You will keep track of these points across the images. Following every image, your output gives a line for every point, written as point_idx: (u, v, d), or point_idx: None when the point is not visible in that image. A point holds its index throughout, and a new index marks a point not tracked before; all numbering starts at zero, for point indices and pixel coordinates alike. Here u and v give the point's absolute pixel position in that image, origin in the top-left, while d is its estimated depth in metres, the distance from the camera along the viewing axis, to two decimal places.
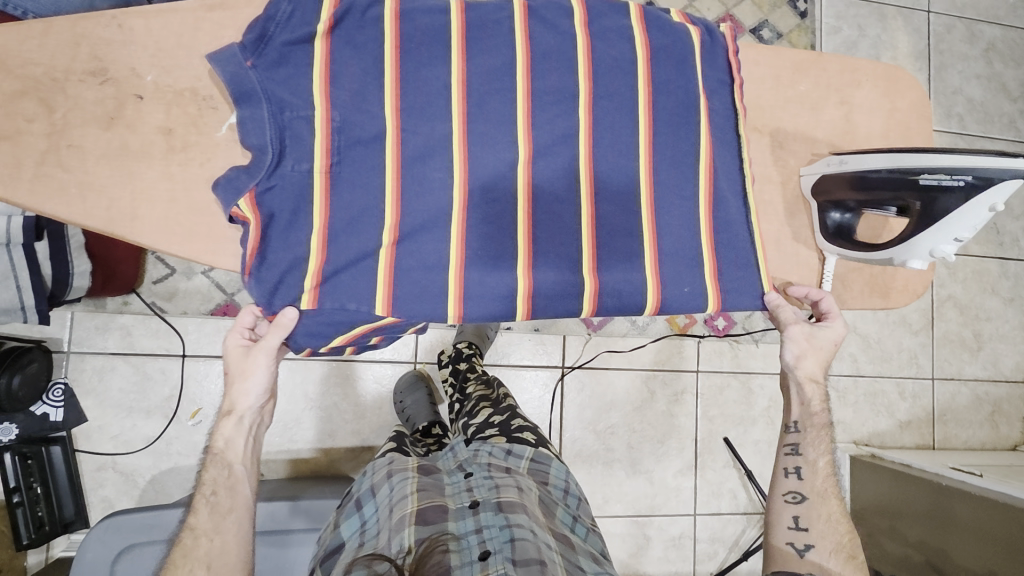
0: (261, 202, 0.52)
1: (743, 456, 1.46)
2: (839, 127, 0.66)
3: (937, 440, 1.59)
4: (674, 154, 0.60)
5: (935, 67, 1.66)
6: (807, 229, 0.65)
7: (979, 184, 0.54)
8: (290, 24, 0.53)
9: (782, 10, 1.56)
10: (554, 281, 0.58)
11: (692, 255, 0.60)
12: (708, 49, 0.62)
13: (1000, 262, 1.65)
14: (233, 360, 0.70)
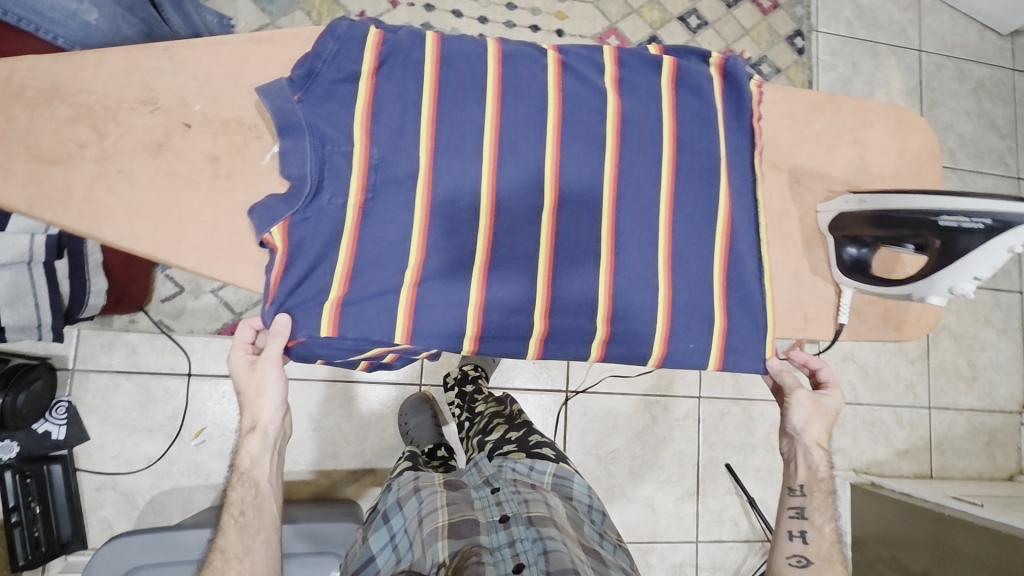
0: (293, 232, 0.53)
1: (745, 483, 1.47)
2: (853, 165, 0.68)
3: (934, 469, 1.61)
4: (695, 211, 0.62)
5: (926, 104, 1.73)
6: (824, 263, 0.67)
7: (998, 227, 0.56)
8: (336, 61, 0.55)
9: (780, 47, 1.63)
10: (568, 326, 0.59)
11: (703, 306, 0.61)
12: (733, 107, 0.64)
13: (992, 293, 1.70)
14: (241, 376, 0.69)
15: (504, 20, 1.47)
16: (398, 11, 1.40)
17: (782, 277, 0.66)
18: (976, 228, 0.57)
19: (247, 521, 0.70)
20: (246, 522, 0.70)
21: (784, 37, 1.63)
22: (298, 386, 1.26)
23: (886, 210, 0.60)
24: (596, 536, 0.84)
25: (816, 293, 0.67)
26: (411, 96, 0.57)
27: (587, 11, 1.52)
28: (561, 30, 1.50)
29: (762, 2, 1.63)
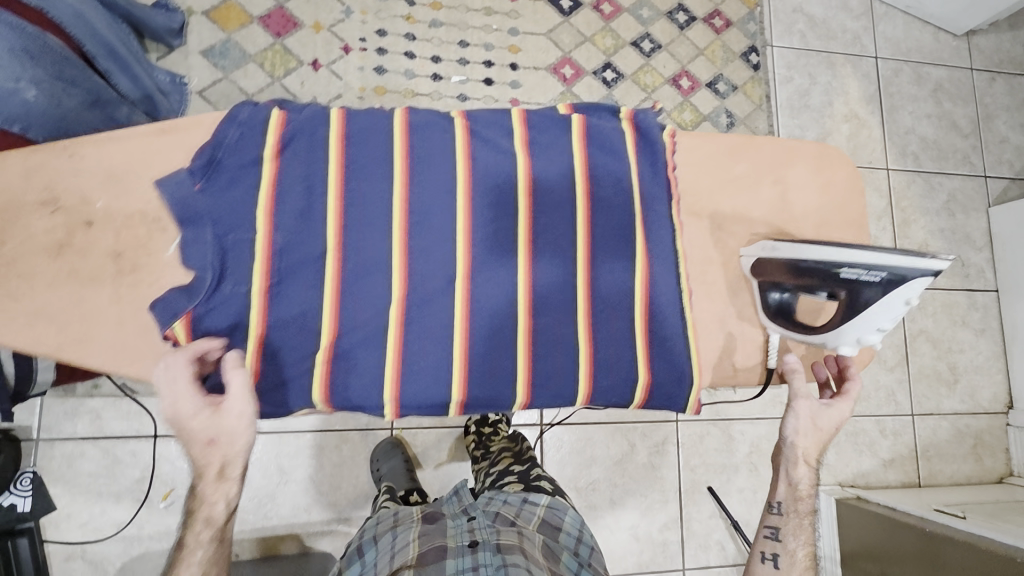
0: (194, 323, 0.60)
1: (729, 505, 1.45)
2: (775, 205, 0.73)
3: (922, 476, 1.59)
4: (610, 270, 0.67)
5: (887, 110, 1.73)
6: (750, 306, 0.73)
7: (894, 278, 0.61)
8: (236, 147, 0.61)
9: (735, 64, 1.63)
10: (488, 389, 0.64)
11: (624, 363, 0.66)
12: (648, 165, 0.69)
13: (967, 294, 1.69)
14: (198, 425, 0.61)
15: (457, 58, 1.47)
16: (350, 56, 1.41)
17: (712, 323, 0.71)
18: (873, 281, 0.62)
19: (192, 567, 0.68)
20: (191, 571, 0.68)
21: (738, 54, 1.64)
22: (267, 439, 1.26)
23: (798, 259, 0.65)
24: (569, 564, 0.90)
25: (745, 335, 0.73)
26: (314, 182, 0.63)
27: (539, 43, 1.53)
28: (515, 63, 1.50)
29: (715, 21, 1.64)
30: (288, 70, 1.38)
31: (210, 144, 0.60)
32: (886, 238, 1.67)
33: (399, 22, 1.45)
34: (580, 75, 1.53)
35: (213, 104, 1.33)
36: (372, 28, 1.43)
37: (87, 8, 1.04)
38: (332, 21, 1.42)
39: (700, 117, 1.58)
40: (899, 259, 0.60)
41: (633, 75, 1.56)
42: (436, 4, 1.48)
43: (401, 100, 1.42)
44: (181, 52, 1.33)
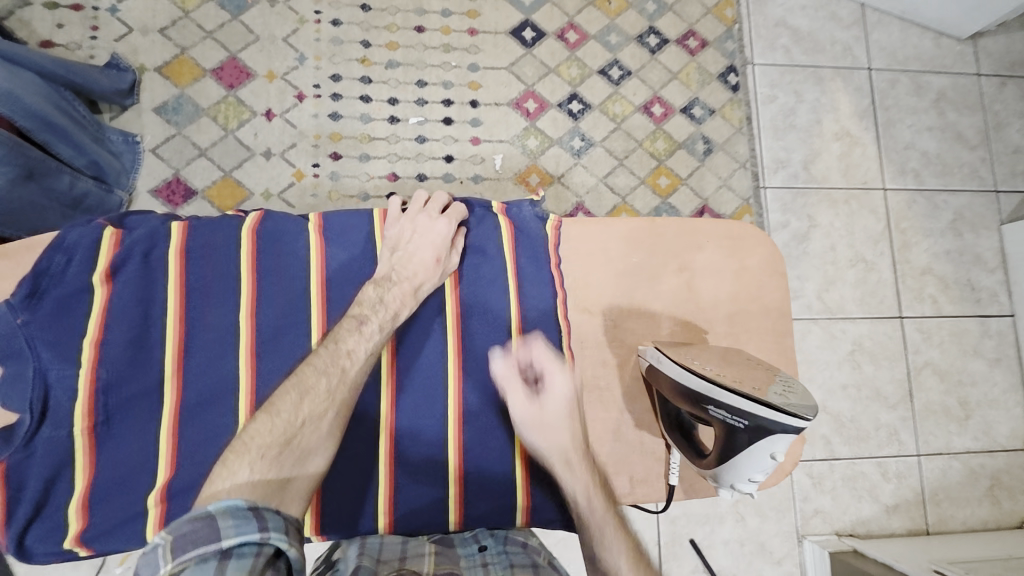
0: (11, 471, 0.70)
1: (713, 559, 1.36)
2: (682, 291, 0.86)
3: (931, 523, 1.46)
4: (480, 375, 0.80)
5: (882, 124, 1.61)
6: (649, 412, 0.83)
7: (758, 428, 0.66)
8: (63, 276, 0.74)
9: (712, 86, 1.55)
10: (353, 491, 0.76)
11: (497, 460, 0.78)
12: (525, 276, 0.83)
13: (979, 321, 1.56)
14: (416, 225, 0.82)
15: (415, 98, 1.43)
16: (304, 103, 1.39)
17: (604, 434, 0.82)
18: (739, 425, 0.68)
19: (290, 419, 0.65)
20: (307, 429, 0.66)
21: (715, 75, 1.55)
22: None
23: (680, 383, 0.72)
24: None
25: (643, 447, 0.82)
26: (154, 313, 0.76)
27: (500, 77, 1.47)
28: (475, 100, 1.45)
29: (689, 42, 1.56)
30: (242, 121, 1.36)
31: (32, 275, 0.73)
32: (885, 263, 1.55)
33: (353, 65, 1.42)
34: (544, 108, 1.47)
35: (166, 160, 1.32)
36: (326, 74, 1.41)
37: (17, 83, 1.01)
38: (286, 69, 1.39)
39: (675, 145, 1.50)
40: (761, 413, 0.65)
41: (601, 105, 1.49)
42: (392, 44, 1.44)
43: (357, 146, 1.38)
44: (134, 111, 1.33)
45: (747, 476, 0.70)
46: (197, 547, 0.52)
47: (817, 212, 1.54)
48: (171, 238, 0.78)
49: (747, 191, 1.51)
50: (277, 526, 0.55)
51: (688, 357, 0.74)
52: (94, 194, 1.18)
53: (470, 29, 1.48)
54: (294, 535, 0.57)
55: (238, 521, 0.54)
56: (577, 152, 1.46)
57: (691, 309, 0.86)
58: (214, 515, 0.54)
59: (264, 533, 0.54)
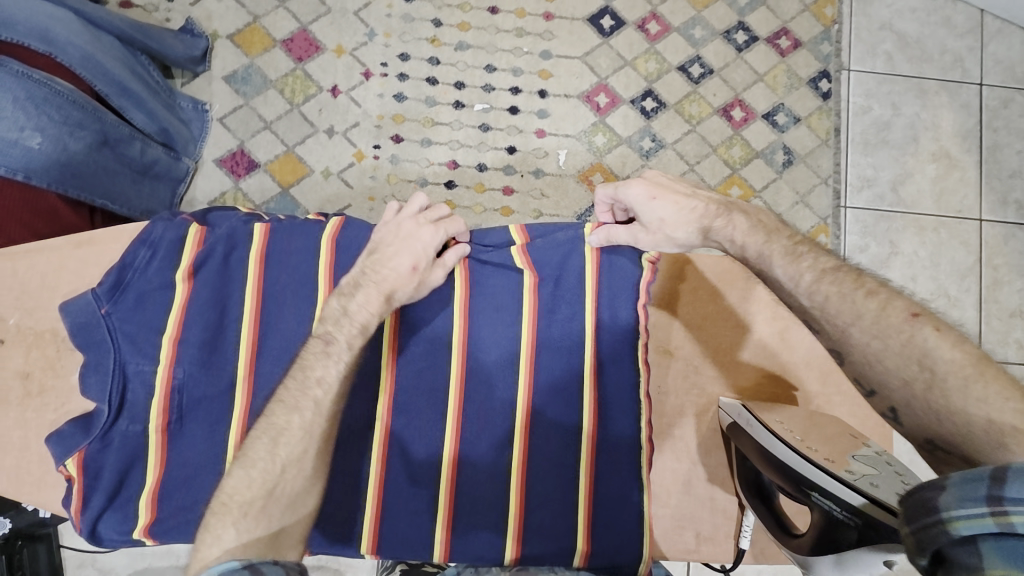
0: (86, 461, 0.67)
1: None
2: (771, 340, 0.81)
3: None
4: (555, 404, 0.75)
5: (987, 148, 1.46)
6: (724, 468, 0.79)
7: (868, 526, 0.55)
8: (145, 270, 0.71)
9: (801, 92, 1.43)
10: (410, 508, 0.73)
11: (560, 503, 0.73)
12: (608, 304, 0.76)
13: None
14: (398, 231, 0.74)
15: (482, 84, 1.37)
16: (371, 81, 1.36)
17: (673, 486, 0.79)
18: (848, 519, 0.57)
19: (268, 470, 0.63)
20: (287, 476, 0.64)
21: (805, 80, 1.43)
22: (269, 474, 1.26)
23: (765, 448, 0.66)
24: (957, 492, 0.46)
25: (712, 505, 0.79)
26: (230, 312, 0.73)
27: (572, 67, 1.40)
28: (544, 90, 1.39)
29: (781, 41, 1.44)
30: (308, 96, 1.34)
31: (117, 267, 0.70)
32: (970, 300, 1.43)
33: (423, 45, 1.37)
34: (616, 104, 1.39)
35: (232, 131, 1.32)
36: (394, 52, 1.37)
37: (97, 48, 1.04)
38: (355, 44, 1.36)
39: (752, 153, 1.40)
40: (859, 500, 0.56)
41: (677, 104, 1.41)
42: (464, 25, 1.38)
43: (420, 130, 1.35)
44: (206, 78, 1.33)
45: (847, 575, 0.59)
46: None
47: (901, 239, 1.43)
48: (252, 240, 0.74)
49: (826, 210, 1.41)
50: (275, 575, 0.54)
51: (773, 418, 0.69)
52: (162, 161, 1.19)
53: (546, 13, 1.40)
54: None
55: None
56: (646, 153, 1.39)
57: (775, 359, 0.80)
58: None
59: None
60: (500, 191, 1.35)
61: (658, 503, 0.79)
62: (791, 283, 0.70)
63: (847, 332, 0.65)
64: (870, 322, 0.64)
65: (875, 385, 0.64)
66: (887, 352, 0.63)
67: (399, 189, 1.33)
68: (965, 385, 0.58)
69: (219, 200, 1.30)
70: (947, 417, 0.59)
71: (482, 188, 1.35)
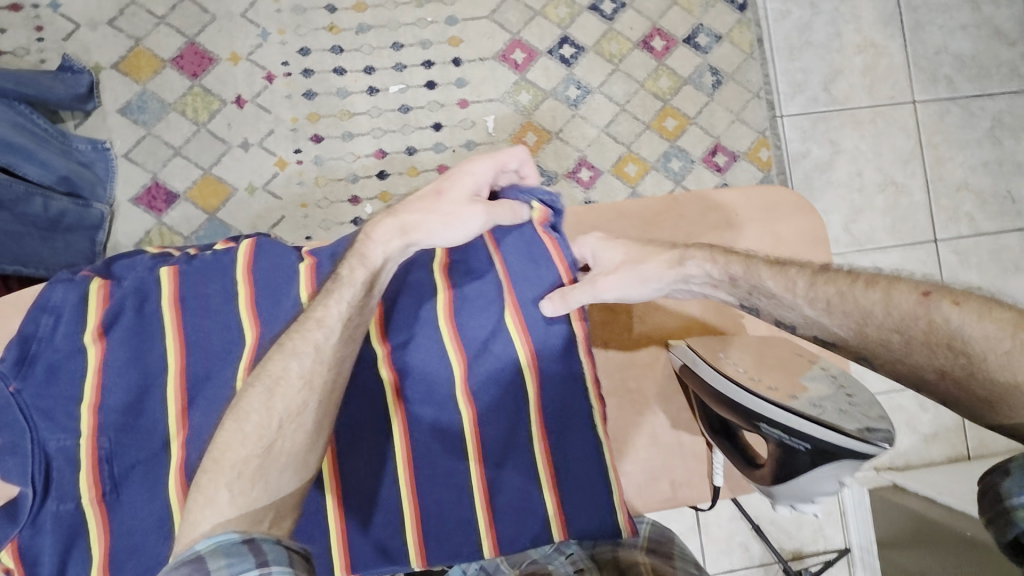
0: (23, 550, 0.63)
1: (749, 506, 1.36)
2: None
3: (972, 449, 1.42)
4: (494, 382, 0.73)
5: (909, 28, 1.45)
6: (687, 411, 0.79)
7: (822, 451, 0.59)
8: (51, 338, 0.67)
9: (717, 8, 1.39)
10: (368, 515, 0.71)
11: (525, 485, 0.72)
12: (522, 276, 0.75)
13: (1021, 234, 1.46)
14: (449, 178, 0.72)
15: (392, 63, 1.31)
16: (275, 84, 1.28)
17: (639, 439, 0.79)
18: (801, 446, 0.60)
19: (263, 423, 0.61)
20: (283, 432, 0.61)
21: None
22: None
23: (716, 389, 0.66)
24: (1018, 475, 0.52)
25: (682, 450, 0.79)
26: (150, 367, 0.68)
27: (481, 28, 1.34)
28: (457, 57, 1.33)
29: None
30: (212, 112, 1.26)
31: (20, 340, 0.66)
32: (917, 184, 1.44)
33: (321, 35, 1.30)
34: (534, 58, 1.35)
35: (141, 164, 1.25)
36: (293, 49, 1.29)
37: None
38: (250, 48, 1.28)
39: (680, 81, 1.37)
40: (817, 433, 0.58)
41: (596, 46, 1.36)
42: (360, 6, 1.31)
43: (338, 124, 1.29)
44: (99, 114, 1.25)
45: (807, 495, 0.65)
46: None
47: (841, 136, 1.42)
48: (162, 285, 0.70)
49: (763, 123, 1.39)
50: (278, 559, 0.51)
51: (719, 357, 0.68)
52: (71, 212, 1.12)
53: None
54: (300, 564, 0.52)
55: (233, 559, 0.50)
56: (574, 102, 1.35)
57: None
58: (204, 557, 0.51)
59: (262, 570, 0.49)
60: (434, 171, 1.30)
61: (629, 459, 0.79)
62: (787, 295, 0.67)
63: (865, 332, 0.61)
64: (882, 317, 0.60)
65: (916, 380, 0.59)
66: (911, 345, 0.58)
67: (330, 190, 1.28)
68: (1008, 362, 0.53)
69: (145, 240, 1.24)
70: (1007, 399, 0.53)
71: (416, 172, 1.30)
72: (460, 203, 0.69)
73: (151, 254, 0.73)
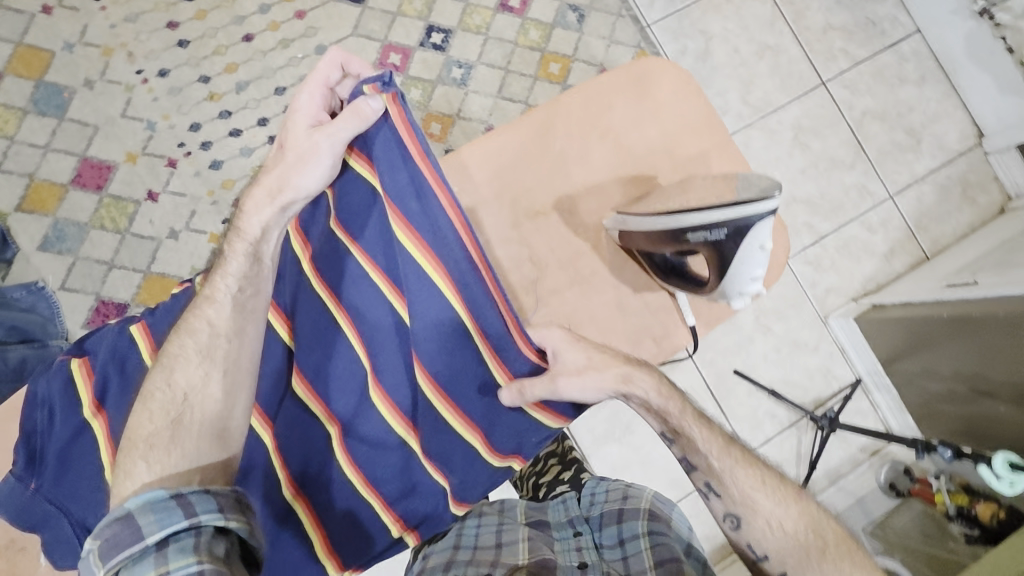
0: None
1: (760, 376, 1.45)
2: (615, 151, 0.83)
3: (927, 250, 1.53)
4: (438, 335, 0.72)
5: None
6: (643, 274, 0.84)
7: (737, 230, 0.72)
8: (51, 430, 0.72)
9: None
10: (394, 484, 0.78)
11: (506, 411, 0.78)
12: (416, 220, 0.70)
13: (893, 49, 1.58)
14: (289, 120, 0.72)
15: (281, 107, 1.34)
16: (179, 167, 1.30)
17: (613, 317, 0.83)
18: (721, 236, 0.73)
19: (169, 399, 0.67)
20: (190, 403, 0.67)
21: None
22: None
23: (646, 228, 0.77)
24: None
25: (648, 307, 0.84)
26: None
27: (350, 45, 1.38)
28: None
29: None
30: (130, 215, 1.28)
31: (25, 439, 0.72)
32: (788, 41, 1.54)
33: (205, 106, 1.32)
34: (409, 55, 1.40)
35: (81, 290, 1.25)
36: (183, 128, 1.31)
37: None
38: (142, 143, 1.30)
39: (548, 28, 1.44)
40: (728, 215, 0.71)
41: (460, 24, 1.42)
42: (230, 67, 1.34)
43: None
44: (21, 259, 1.24)
45: (747, 278, 0.74)
46: (125, 546, 0.53)
47: (707, 24, 1.51)
48: (137, 343, 0.75)
49: (635, 37, 1.48)
50: (208, 508, 0.57)
51: (640, 207, 0.79)
52: (31, 357, 1.10)
53: (297, 12, 1.37)
54: (229, 510, 0.59)
55: (161, 514, 0.55)
56: (461, 81, 1.40)
57: (634, 163, 0.84)
58: (133, 513, 0.55)
59: (193, 520, 0.56)
60: None
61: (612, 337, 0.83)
62: (704, 445, 0.77)
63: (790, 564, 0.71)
64: (769, 488, 0.74)
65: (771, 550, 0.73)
66: (791, 518, 0.73)
67: None
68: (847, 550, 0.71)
69: None
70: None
71: None
72: (305, 139, 0.70)
73: (115, 324, 0.77)
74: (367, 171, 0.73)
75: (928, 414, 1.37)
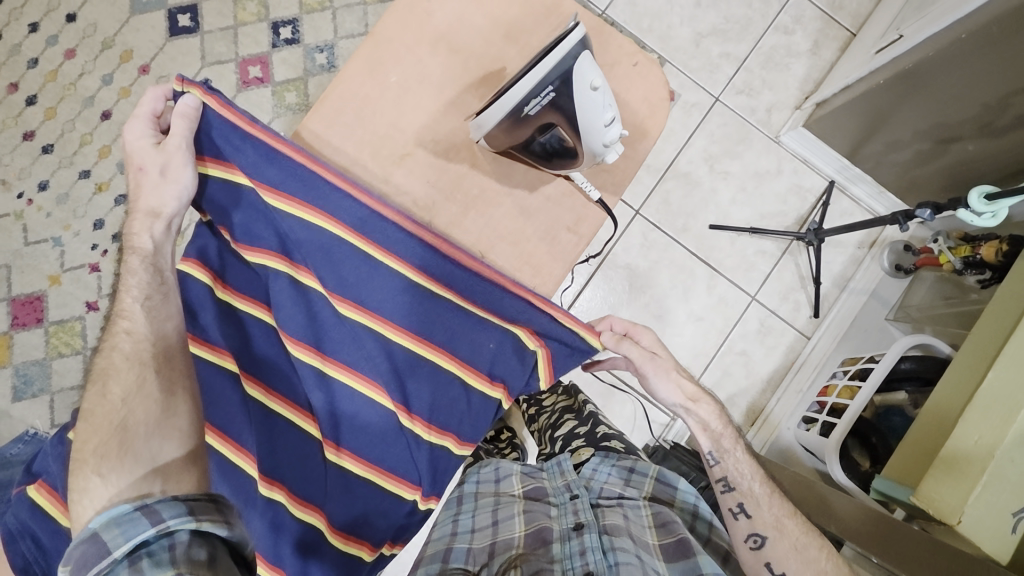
0: None
1: (734, 221, 1.44)
2: (454, 61, 0.80)
3: (851, 26, 1.46)
4: (360, 275, 0.78)
5: None
6: (532, 169, 0.81)
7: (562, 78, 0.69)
8: (44, 551, 0.73)
9: None
10: (374, 444, 0.78)
11: (465, 319, 0.81)
12: (302, 186, 0.77)
13: None
14: (134, 145, 0.77)
15: None
16: (103, 268, 1.27)
17: (519, 222, 0.82)
18: (553, 95, 0.70)
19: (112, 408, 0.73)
20: (130, 406, 0.73)
21: None
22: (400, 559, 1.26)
23: (496, 122, 0.72)
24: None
25: (550, 200, 0.82)
26: None
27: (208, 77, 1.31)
28: None
29: None
30: (81, 334, 1.26)
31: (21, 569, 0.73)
32: None
33: (98, 200, 1.28)
34: (268, 61, 1.32)
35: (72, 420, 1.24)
36: (88, 231, 1.28)
37: None
38: (58, 262, 1.27)
39: None
40: (547, 69, 0.68)
41: (303, 7, 1.34)
42: (104, 151, 1.29)
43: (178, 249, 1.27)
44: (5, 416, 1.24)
45: (602, 123, 0.73)
46: (94, 565, 0.50)
47: None
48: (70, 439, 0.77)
49: None
50: (173, 513, 0.52)
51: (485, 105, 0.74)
52: None
53: (140, 69, 1.31)
54: (201, 510, 0.54)
55: (126, 527, 0.52)
56: (330, 64, 1.33)
57: (479, 64, 0.80)
58: (98, 531, 0.52)
59: (158, 527, 0.51)
60: None
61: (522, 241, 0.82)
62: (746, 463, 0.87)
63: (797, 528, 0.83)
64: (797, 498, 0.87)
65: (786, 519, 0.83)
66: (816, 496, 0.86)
67: None
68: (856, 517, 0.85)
69: None
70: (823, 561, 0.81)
71: None
72: (158, 154, 0.76)
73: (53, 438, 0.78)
74: (229, 171, 0.79)
75: (910, 185, 1.34)
